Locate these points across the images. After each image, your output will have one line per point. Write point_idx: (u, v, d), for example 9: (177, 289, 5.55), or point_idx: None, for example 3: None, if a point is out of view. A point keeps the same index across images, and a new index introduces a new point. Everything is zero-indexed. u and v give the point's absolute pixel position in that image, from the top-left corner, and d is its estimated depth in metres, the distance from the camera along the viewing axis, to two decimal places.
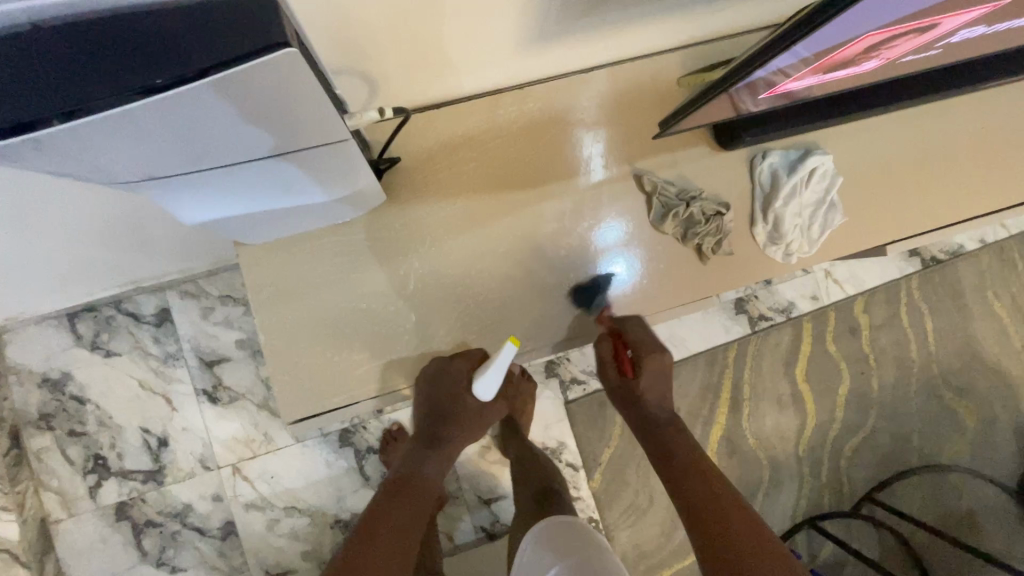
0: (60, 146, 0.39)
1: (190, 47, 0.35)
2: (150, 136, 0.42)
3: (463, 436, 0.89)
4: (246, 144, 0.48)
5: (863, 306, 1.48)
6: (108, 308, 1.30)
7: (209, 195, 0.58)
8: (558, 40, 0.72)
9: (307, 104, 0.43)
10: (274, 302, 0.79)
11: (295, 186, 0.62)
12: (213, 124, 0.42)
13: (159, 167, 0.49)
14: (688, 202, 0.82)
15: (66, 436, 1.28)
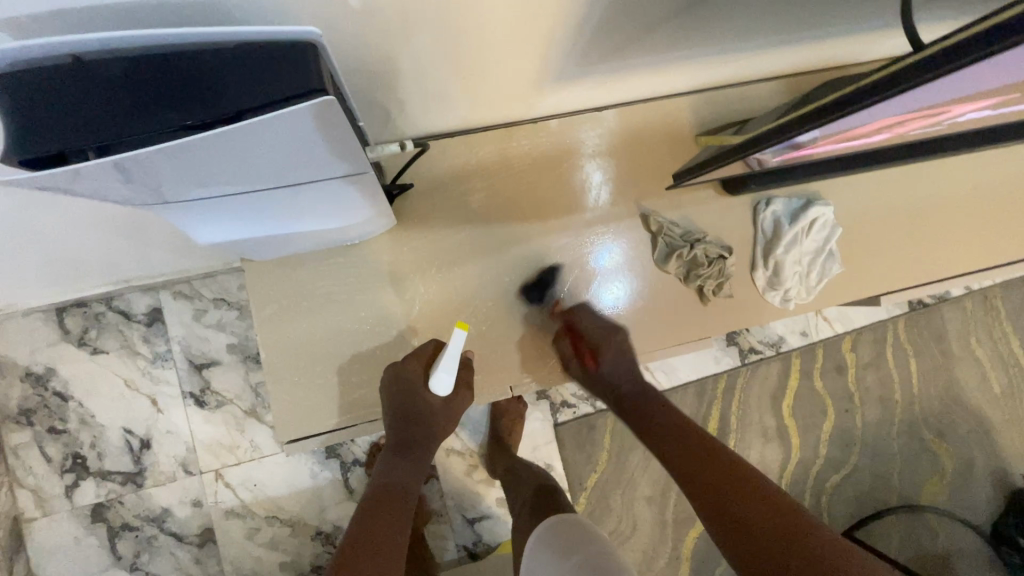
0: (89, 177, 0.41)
1: (230, 90, 0.38)
2: (173, 169, 0.44)
3: (435, 436, 0.81)
4: (265, 176, 0.49)
5: (850, 345, 1.51)
6: (98, 305, 1.28)
7: (222, 220, 0.59)
8: (574, 80, 0.73)
9: (330, 144, 0.45)
10: (277, 318, 0.79)
11: (313, 215, 0.63)
12: (235, 160, 0.44)
13: (182, 195, 0.51)
14: (693, 244, 0.84)
15: (46, 433, 1.26)
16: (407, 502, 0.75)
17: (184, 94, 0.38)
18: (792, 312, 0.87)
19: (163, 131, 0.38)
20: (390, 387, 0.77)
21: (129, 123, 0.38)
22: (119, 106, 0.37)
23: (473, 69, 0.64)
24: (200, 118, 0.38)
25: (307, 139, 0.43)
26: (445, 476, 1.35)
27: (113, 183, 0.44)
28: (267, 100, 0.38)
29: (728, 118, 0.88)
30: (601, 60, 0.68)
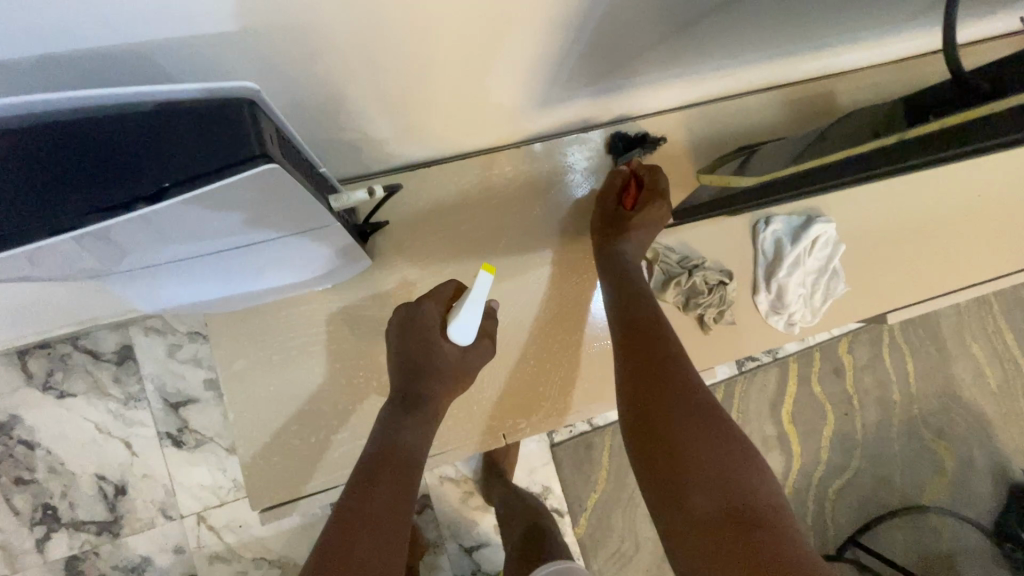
0: (47, 251, 0.39)
1: (187, 152, 0.36)
2: (139, 235, 0.42)
3: (447, 392, 0.72)
4: (235, 232, 0.48)
5: (847, 346, 1.48)
6: (64, 345, 1.21)
7: (192, 277, 0.58)
8: (561, 104, 0.69)
9: (299, 196, 0.43)
10: (247, 374, 0.74)
11: (275, 262, 0.60)
12: (204, 218, 0.42)
13: (121, 261, 0.47)
14: (691, 270, 0.80)
15: (12, 484, 1.18)
16: (411, 464, 0.66)
17: (142, 159, 0.36)
18: (797, 336, 0.83)
19: (79, 215, 0.35)
20: (400, 332, 0.73)
21: (41, 207, 0.35)
22: (32, 188, 0.35)
23: (452, 98, 0.59)
24: (121, 197, 0.36)
25: (251, 198, 0.40)
26: (440, 506, 1.30)
27: (43, 261, 0.41)
28: (199, 171, 0.36)
29: (719, 130, 0.85)
30: (590, 83, 0.64)
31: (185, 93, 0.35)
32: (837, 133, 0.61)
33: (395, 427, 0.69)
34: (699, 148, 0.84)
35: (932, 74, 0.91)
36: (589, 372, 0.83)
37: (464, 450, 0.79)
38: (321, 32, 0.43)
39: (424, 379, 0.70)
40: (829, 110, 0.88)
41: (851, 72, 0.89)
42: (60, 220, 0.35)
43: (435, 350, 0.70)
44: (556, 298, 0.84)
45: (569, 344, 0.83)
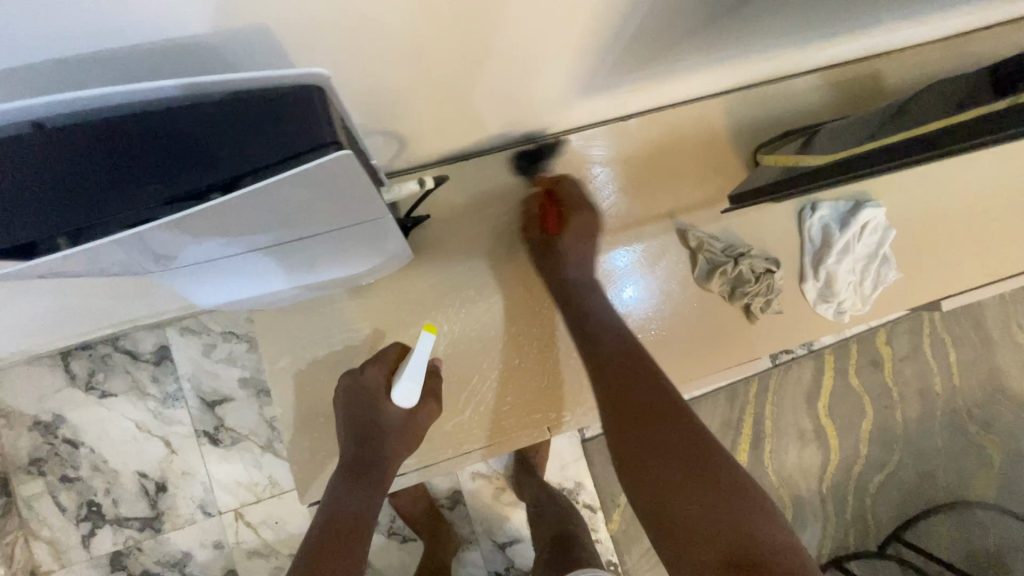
0: (112, 247, 0.39)
1: (256, 142, 0.36)
2: (194, 230, 0.41)
3: (395, 455, 0.72)
4: (286, 228, 0.46)
5: (886, 338, 1.44)
6: (104, 346, 1.24)
7: (236, 275, 0.56)
8: (602, 93, 0.68)
9: (355, 188, 0.42)
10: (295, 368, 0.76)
11: (327, 262, 0.60)
12: (261, 211, 0.41)
13: (174, 257, 0.47)
14: (737, 259, 0.78)
15: (59, 482, 1.22)
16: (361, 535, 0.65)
17: (212, 151, 0.36)
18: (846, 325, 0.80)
19: (151, 205, 0.36)
20: (347, 401, 0.72)
21: (116, 198, 0.36)
22: (106, 182, 0.36)
23: (497, 89, 0.59)
24: (197, 186, 0.36)
25: (314, 190, 0.40)
26: (472, 501, 1.31)
27: (110, 256, 0.41)
28: (274, 158, 0.36)
29: (759, 115, 0.83)
30: (636, 70, 0.63)
31: (256, 81, 0.36)
32: (920, 110, 0.62)
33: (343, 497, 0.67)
34: (738, 134, 0.83)
35: (981, 52, 0.88)
36: None
37: (510, 441, 0.80)
38: (375, 24, 0.43)
39: (373, 445, 0.70)
40: (874, 92, 0.85)
41: (896, 52, 0.86)
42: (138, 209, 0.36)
43: (384, 413, 0.70)
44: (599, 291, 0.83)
45: None
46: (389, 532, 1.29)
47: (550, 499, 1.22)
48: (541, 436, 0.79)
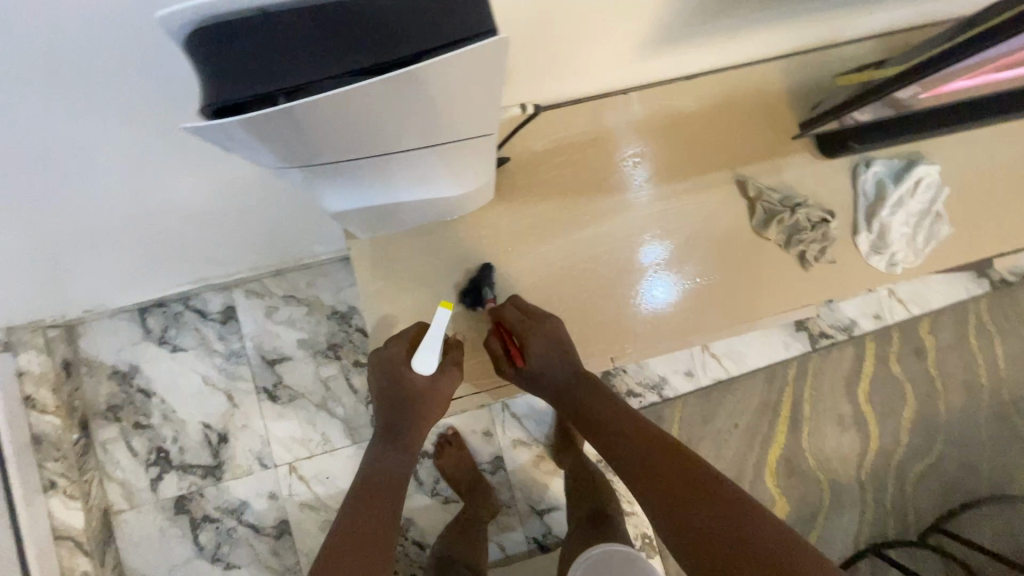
0: (264, 130, 0.38)
1: (424, 24, 0.36)
2: (333, 119, 0.38)
3: (424, 417, 0.77)
4: (405, 132, 0.43)
5: (929, 327, 1.44)
6: (176, 305, 1.33)
7: (336, 187, 0.52)
8: (674, 46, 0.68)
9: (482, 91, 0.41)
10: (382, 294, 0.76)
11: (429, 190, 0.56)
12: (402, 106, 0.39)
13: (307, 166, 0.46)
14: (794, 209, 0.76)
15: (132, 428, 1.31)
16: (397, 492, 0.73)
17: (379, 30, 0.35)
18: (899, 278, 0.79)
19: (321, 80, 0.36)
20: (376, 371, 0.76)
21: (287, 73, 0.36)
22: (278, 57, 0.35)
23: (576, 34, 0.60)
24: (365, 63, 0.36)
25: (473, 87, 0.40)
26: (512, 468, 1.37)
27: (260, 142, 0.40)
28: (447, 40, 0.36)
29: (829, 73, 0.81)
30: (711, 33, 0.67)
31: None
32: None
33: (379, 458, 0.76)
34: (805, 94, 0.81)
35: None
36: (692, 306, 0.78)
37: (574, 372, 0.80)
38: None
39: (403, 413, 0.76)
40: None
41: None
42: (315, 80, 0.36)
43: (410, 378, 0.73)
44: (673, 239, 0.78)
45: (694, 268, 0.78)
46: (433, 492, 1.34)
47: (585, 471, 1.26)
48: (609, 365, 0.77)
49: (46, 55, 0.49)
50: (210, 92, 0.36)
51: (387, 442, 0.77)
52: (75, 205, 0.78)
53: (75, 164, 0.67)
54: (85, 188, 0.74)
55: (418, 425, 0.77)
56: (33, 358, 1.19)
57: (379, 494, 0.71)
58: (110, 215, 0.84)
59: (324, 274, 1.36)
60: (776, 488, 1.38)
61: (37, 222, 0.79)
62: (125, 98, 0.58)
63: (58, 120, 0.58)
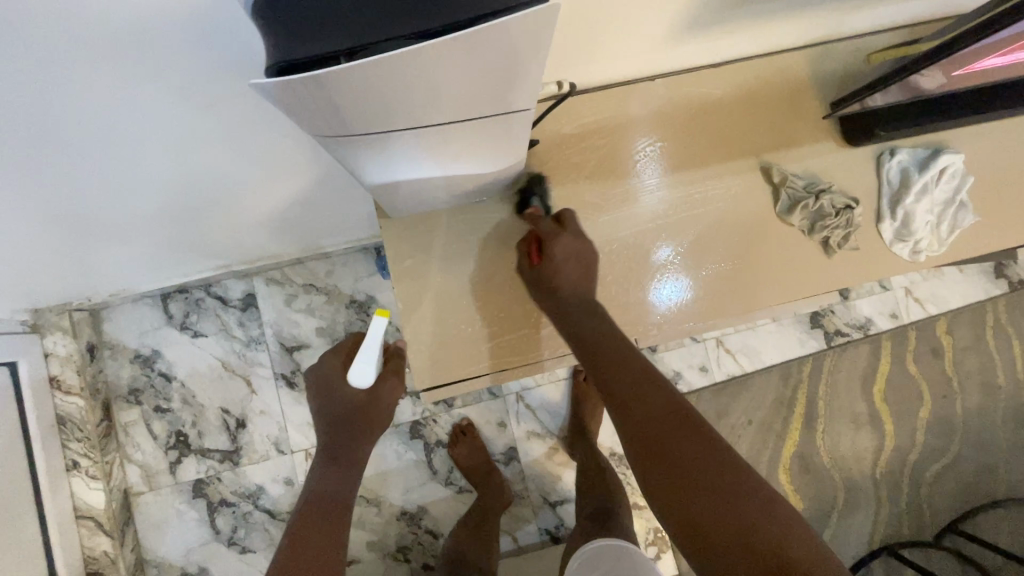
0: (329, 93, 0.39)
1: None
2: (396, 83, 0.39)
3: (359, 434, 0.88)
4: (458, 101, 0.45)
5: (946, 327, 1.44)
6: (198, 291, 1.35)
7: (380, 163, 0.53)
8: (703, 32, 0.69)
9: (533, 60, 0.42)
10: (413, 270, 0.77)
11: (467, 164, 0.57)
12: (463, 71, 0.40)
13: (354, 137, 0.47)
14: (818, 195, 0.77)
15: (152, 411, 1.34)
16: (340, 509, 0.81)
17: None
18: (922, 266, 0.80)
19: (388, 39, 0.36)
20: (318, 394, 0.89)
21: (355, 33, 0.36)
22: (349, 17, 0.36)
23: (608, 19, 0.60)
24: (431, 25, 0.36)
25: (526, 54, 0.41)
26: (527, 459, 1.37)
27: (315, 108, 0.42)
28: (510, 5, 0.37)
29: (856, 62, 0.81)
30: (741, 20, 0.68)
31: None
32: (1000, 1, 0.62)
33: (323, 479, 0.84)
34: (836, 81, 0.81)
35: None
36: (715, 290, 0.78)
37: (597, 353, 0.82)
38: None
39: (340, 431, 0.86)
40: None
41: None
42: (377, 43, 0.36)
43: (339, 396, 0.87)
44: (699, 223, 0.78)
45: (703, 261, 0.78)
46: (447, 482, 1.35)
47: (597, 464, 1.24)
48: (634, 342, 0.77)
49: (101, 34, 0.51)
50: (277, 52, 0.37)
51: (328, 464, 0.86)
52: (112, 186, 0.80)
53: (118, 144, 0.70)
54: (124, 168, 0.76)
55: (358, 443, 0.88)
56: (59, 340, 1.22)
57: (322, 513, 0.80)
58: (145, 197, 0.86)
59: (343, 263, 1.38)
60: (790, 485, 1.37)
61: (76, 202, 0.81)
62: (171, 79, 0.59)
63: (107, 99, 0.60)
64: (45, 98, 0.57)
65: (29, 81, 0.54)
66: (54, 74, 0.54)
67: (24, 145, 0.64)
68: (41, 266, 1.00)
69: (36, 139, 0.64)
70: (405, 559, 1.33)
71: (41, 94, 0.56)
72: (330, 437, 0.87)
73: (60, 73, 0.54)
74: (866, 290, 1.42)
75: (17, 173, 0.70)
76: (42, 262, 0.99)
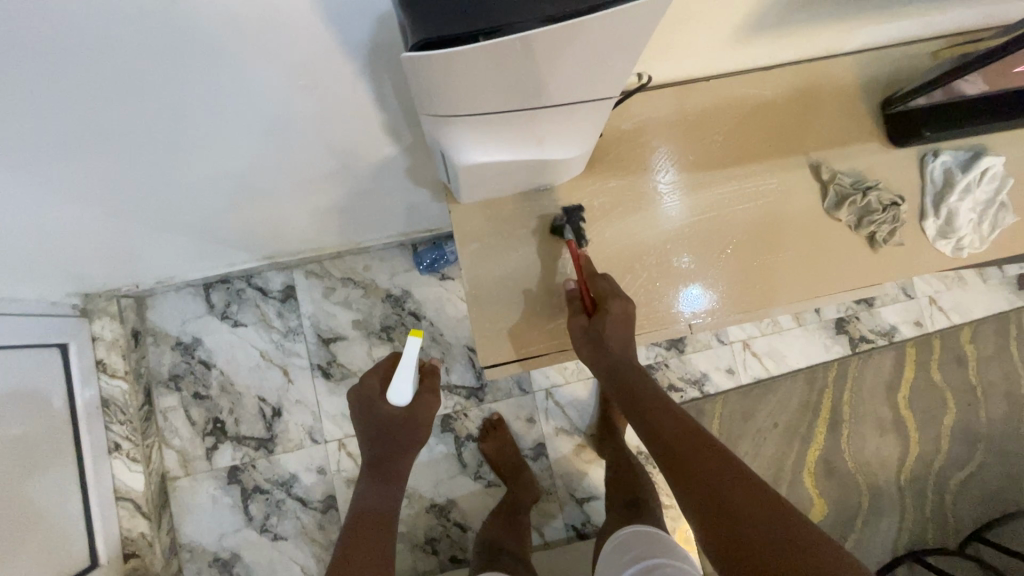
0: (460, 71, 0.42)
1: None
2: (519, 63, 0.43)
3: (406, 449, 0.90)
4: (563, 86, 0.48)
5: (970, 336, 1.46)
6: (240, 281, 1.39)
7: (476, 147, 0.57)
8: (759, 35, 0.73)
9: (638, 45, 0.46)
10: (478, 254, 0.80)
11: (548, 148, 0.61)
12: (580, 55, 0.44)
13: (460, 119, 0.51)
14: (865, 191, 0.81)
15: (191, 398, 1.37)
16: (383, 525, 0.84)
17: None
18: (964, 262, 0.83)
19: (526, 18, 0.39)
20: (362, 411, 0.91)
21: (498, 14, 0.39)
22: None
23: (678, 21, 0.64)
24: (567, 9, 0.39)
25: (632, 40, 0.44)
26: (555, 456, 1.40)
27: (433, 88, 0.45)
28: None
29: (895, 69, 0.85)
30: (794, 24, 0.72)
31: None
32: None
33: (363, 494, 0.87)
34: (876, 87, 0.85)
35: None
36: (761, 281, 0.82)
37: (648, 339, 0.85)
38: None
39: (384, 445, 0.89)
40: None
41: None
42: (512, 22, 0.39)
43: (382, 412, 0.90)
44: (747, 218, 0.82)
45: (750, 264, 0.82)
46: (477, 475, 1.37)
47: (628, 461, 1.26)
48: (682, 327, 0.81)
49: (216, 28, 0.54)
50: (416, 27, 0.39)
51: (371, 480, 0.88)
52: (185, 175, 0.84)
53: (201, 136, 0.73)
54: (199, 159, 0.80)
55: (398, 459, 0.90)
56: (106, 325, 1.26)
57: (368, 527, 0.82)
58: (211, 188, 0.90)
59: (380, 258, 1.42)
60: (815, 489, 1.39)
61: (151, 188, 0.85)
62: (265, 74, 0.63)
63: (203, 93, 0.64)
64: (148, 89, 0.61)
65: (139, 73, 0.58)
66: (164, 68, 0.58)
67: (118, 133, 0.68)
68: (100, 251, 1.04)
69: (131, 127, 0.67)
70: (433, 551, 1.35)
71: (147, 85, 0.60)
72: (375, 453, 0.89)
73: (168, 66, 0.58)
74: (891, 298, 1.45)
75: (103, 160, 0.74)
76: (103, 248, 1.03)
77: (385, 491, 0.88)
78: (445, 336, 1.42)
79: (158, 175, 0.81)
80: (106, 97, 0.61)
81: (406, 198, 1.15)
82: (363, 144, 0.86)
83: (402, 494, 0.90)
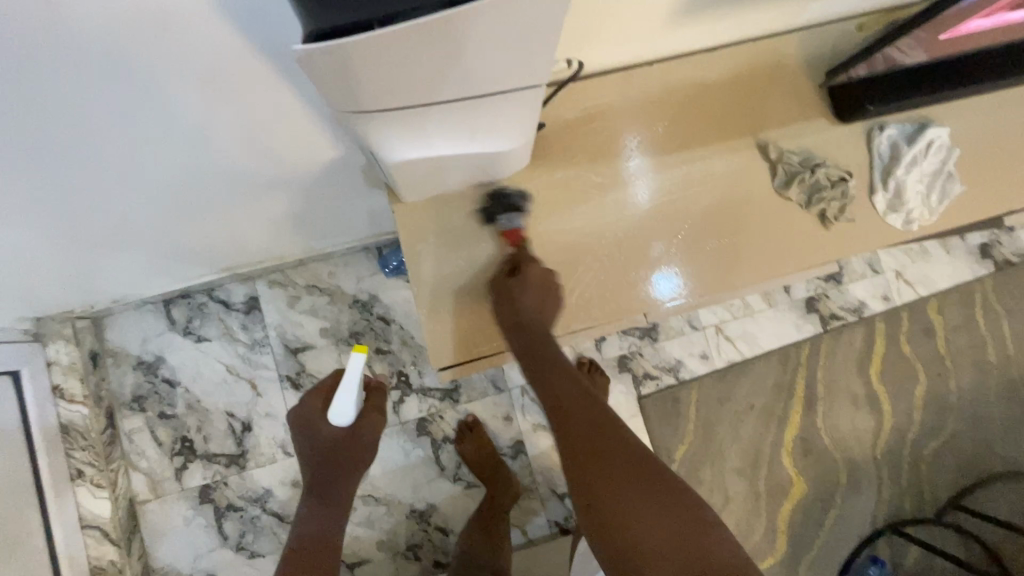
0: (363, 64, 0.40)
1: None
2: (425, 52, 0.41)
3: (348, 472, 0.89)
4: (481, 73, 0.46)
5: (937, 307, 1.47)
6: (201, 295, 1.35)
7: (405, 142, 0.54)
8: (697, 14, 0.72)
9: (553, 28, 0.44)
10: (427, 254, 0.79)
11: (484, 138, 0.59)
12: (491, 39, 0.42)
13: (382, 113, 0.49)
14: (813, 169, 0.80)
15: (156, 418, 1.33)
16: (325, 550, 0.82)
17: None
18: (915, 235, 0.83)
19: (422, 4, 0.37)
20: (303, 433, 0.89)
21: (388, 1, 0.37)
22: None
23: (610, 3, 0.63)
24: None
25: (549, 19, 0.42)
26: (534, 452, 1.39)
27: (342, 85, 0.43)
28: None
29: (838, 45, 0.85)
30: None
31: None
32: None
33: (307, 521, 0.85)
34: (820, 64, 0.85)
35: None
36: (717, 266, 0.81)
37: (608, 329, 0.84)
38: None
39: (325, 467, 0.87)
40: None
41: None
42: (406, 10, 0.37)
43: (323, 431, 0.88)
44: (700, 203, 0.81)
45: (715, 250, 0.81)
46: (455, 478, 1.36)
47: None
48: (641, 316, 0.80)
49: (123, 37, 0.51)
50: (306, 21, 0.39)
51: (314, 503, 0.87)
52: (121, 190, 0.80)
53: (133, 149, 0.70)
54: (132, 174, 0.76)
55: (339, 483, 0.89)
56: (61, 349, 1.21)
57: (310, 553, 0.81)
58: (152, 202, 0.86)
59: (344, 263, 1.39)
60: (793, 468, 1.39)
61: (84, 207, 0.81)
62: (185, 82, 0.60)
63: (122, 106, 0.60)
64: (63, 104, 0.57)
65: (49, 88, 0.54)
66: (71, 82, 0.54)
67: (37, 152, 0.64)
68: (41, 274, 0.99)
69: (50, 146, 0.63)
70: (415, 557, 1.33)
71: (63, 100, 0.56)
72: (314, 479, 0.88)
73: (79, 78, 0.54)
74: (858, 274, 1.46)
75: (28, 181, 0.69)
76: (45, 271, 0.98)
77: (330, 515, 0.87)
78: (415, 338, 1.39)
79: (89, 192, 0.77)
80: (18, 116, 0.57)
81: (363, 201, 1.12)
82: (306, 147, 0.83)
83: (346, 518, 0.89)
